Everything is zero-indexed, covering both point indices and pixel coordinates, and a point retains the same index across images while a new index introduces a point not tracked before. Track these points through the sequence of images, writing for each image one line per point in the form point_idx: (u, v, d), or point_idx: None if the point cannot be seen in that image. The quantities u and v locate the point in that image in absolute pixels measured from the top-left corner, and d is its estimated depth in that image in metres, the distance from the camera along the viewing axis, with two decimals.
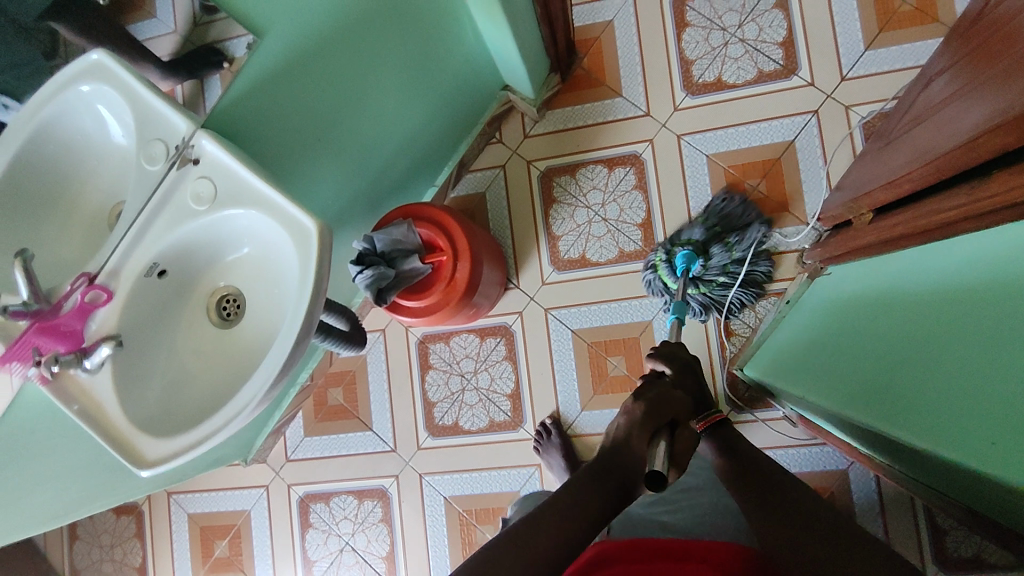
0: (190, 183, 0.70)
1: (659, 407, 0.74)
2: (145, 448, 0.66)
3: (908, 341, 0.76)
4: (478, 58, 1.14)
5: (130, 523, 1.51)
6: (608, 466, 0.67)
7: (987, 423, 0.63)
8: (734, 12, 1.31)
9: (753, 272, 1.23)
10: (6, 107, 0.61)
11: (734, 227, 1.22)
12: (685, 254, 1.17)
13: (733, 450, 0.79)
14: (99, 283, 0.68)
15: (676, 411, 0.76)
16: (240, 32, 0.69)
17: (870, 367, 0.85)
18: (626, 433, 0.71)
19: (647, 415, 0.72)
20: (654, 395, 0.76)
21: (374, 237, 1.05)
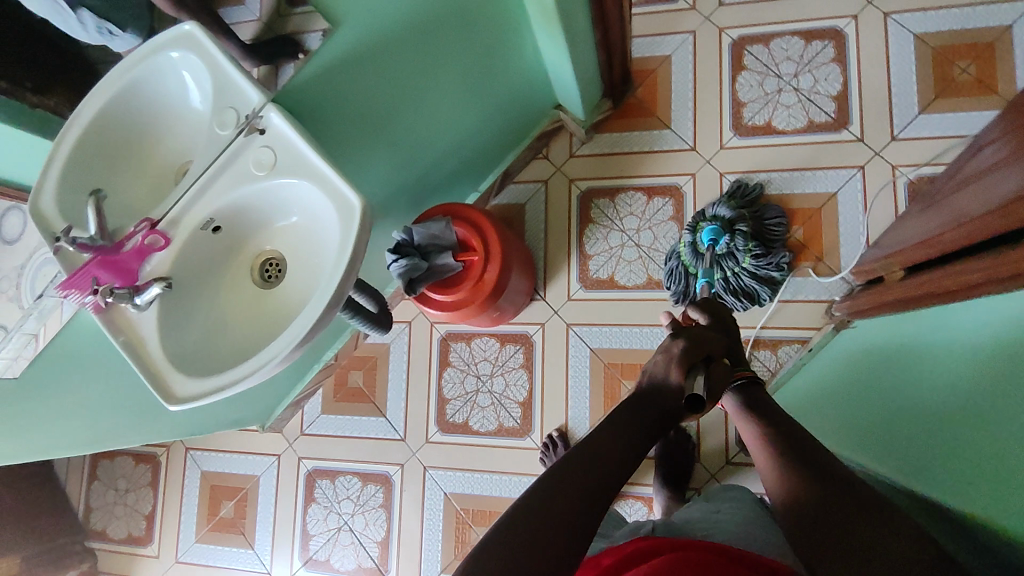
0: (254, 150, 0.76)
1: (694, 346, 0.81)
2: (176, 385, 0.72)
3: (918, 384, 0.76)
4: (535, 74, 1.19)
5: (146, 471, 1.58)
6: (650, 403, 0.76)
7: (968, 457, 0.61)
8: (791, 61, 1.34)
9: (754, 289, 1.25)
10: (109, 33, 0.67)
11: (764, 232, 1.25)
12: (712, 229, 1.22)
13: (759, 406, 0.78)
14: (160, 229, 0.74)
15: (712, 348, 0.83)
16: (316, 28, 0.74)
17: (879, 400, 0.84)
18: (665, 369, 0.79)
19: (684, 352, 0.80)
20: (694, 333, 0.84)
21: (412, 229, 1.10)
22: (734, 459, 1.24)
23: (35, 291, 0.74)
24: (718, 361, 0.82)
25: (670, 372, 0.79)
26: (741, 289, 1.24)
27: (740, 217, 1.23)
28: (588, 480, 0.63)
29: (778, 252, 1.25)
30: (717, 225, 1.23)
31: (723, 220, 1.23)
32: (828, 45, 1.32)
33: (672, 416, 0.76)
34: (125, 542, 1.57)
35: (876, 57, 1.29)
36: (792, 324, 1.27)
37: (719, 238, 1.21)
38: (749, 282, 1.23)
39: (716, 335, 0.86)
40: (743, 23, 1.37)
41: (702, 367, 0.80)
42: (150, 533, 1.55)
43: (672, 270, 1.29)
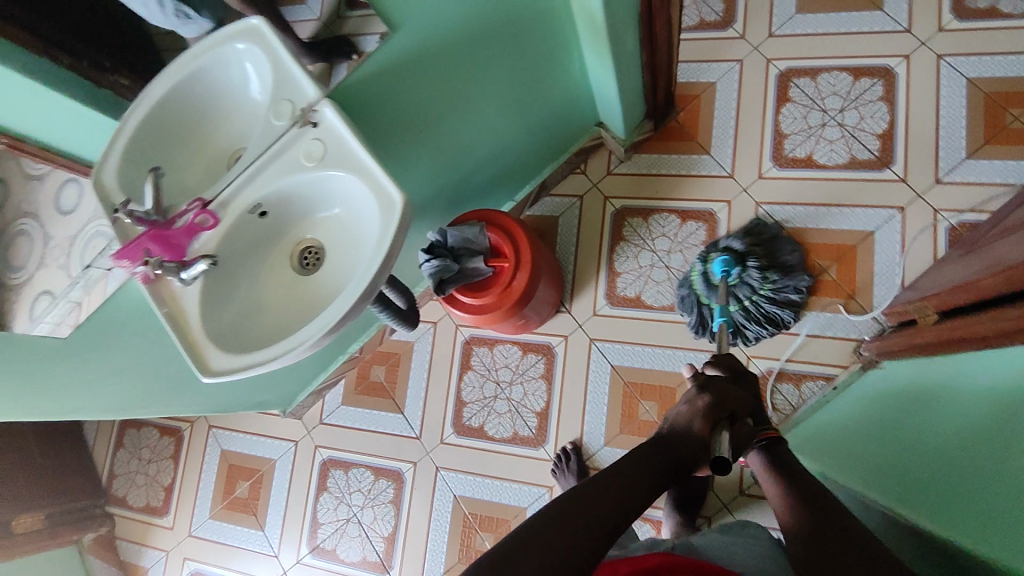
0: (305, 142, 0.79)
1: (719, 402, 0.83)
2: (211, 359, 0.75)
3: (937, 428, 0.77)
4: (579, 91, 1.21)
5: (169, 444, 1.63)
6: (665, 450, 0.77)
7: (981, 498, 0.62)
8: (837, 96, 1.34)
9: (773, 313, 1.25)
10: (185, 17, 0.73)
11: (778, 261, 1.26)
12: (723, 259, 1.24)
13: (789, 471, 0.75)
14: (210, 210, 0.77)
15: (737, 406, 0.84)
16: (374, 32, 0.79)
17: (896, 444, 0.85)
18: (687, 419, 0.81)
19: (709, 406, 0.82)
20: (718, 389, 0.84)
21: (447, 232, 1.13)
22: (748, 490, 1.23)
23: (84, 261, 0.80)
24: (740, 421, 0.83)
25: (693, 423, 0.80)
26: (762, 316, 1.25)
27: (752, 251, 1.26)
28: (590, 520, 0.64)
29: (797, 276, 1.25)
30: (728, 257, 1.25)
31: (734, 252, 1.26)
32: (877, 83, 1.32)
33: (686, 462, 0.77)
34: (143, 511, 1.62)
35: (925, 98, 1.29)
36: (819, 360, 1.26)
37: (730, 269, 1.23)
38: (767, 308, 1.24)
39: (738, 390, 0.87)
40: (791, 56, 1.38)
41: (725, 425, 0.81)
42: (167, 504, 1.60)
43: (686, 298, 1.29)
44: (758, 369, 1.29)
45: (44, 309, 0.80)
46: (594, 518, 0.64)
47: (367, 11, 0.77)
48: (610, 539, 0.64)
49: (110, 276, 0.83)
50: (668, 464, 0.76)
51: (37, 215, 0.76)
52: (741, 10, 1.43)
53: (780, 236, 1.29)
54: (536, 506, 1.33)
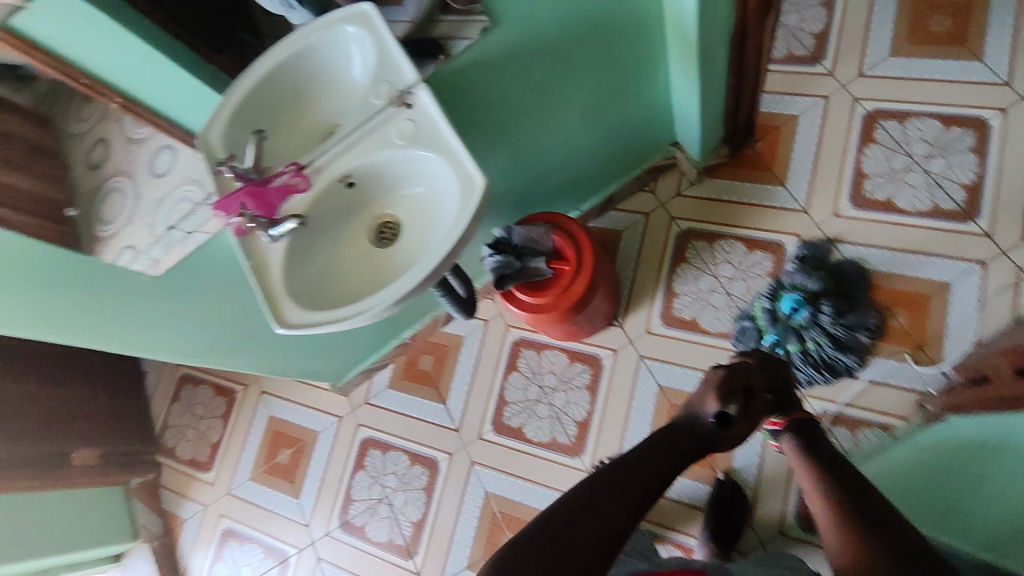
0: (399, 121, 0.82)
1: (734, 375, 0.81)
2: (287, 312, 0.79)
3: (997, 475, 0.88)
4: (659, 107, 1.23)
5: (222, 404, 1.71)
6: (679, 435, 0.78)
7: None
8: (924, 142, 1.31)
9: (837, 361, 1.21)
10: (291, 6, 0.83)
11: (848, 299, 1.23)
12: (794, 298, 1.21)
13: (816, 446, 0.80)
14: (304, 173, 0.82)
15: (755, 383, 0.82)
16: (464, 36, 0.86)
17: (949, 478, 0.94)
18: (700, 399, 0.81)
19: (723, 380, 0.80)
20: (740, 366, 0.82)
21: (512, 230, 1.16)
22: (788, 532, 1.19)
23: (167, 223, 0.89)
24: (759, 395, 0.82)
25: (703, 405, 0.80)
26: (824, 361, 1.21)
27: (825, 289, 1.22)
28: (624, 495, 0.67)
29: (866, 312, 1.23)
30: (799, 296, 1.22)
31: (807, 290, 1.22)
32: (968, 133, 1.29)
33: (700, 446, 0.78)
34: (189, 464, 1.70)
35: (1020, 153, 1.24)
36: (879, 408, 1.21)
37: (800, 307, 1.21)
38: (831, 354, 1.20)
39: (761, 369, 0.83)
40: (880, 98, 1.37)
41: (741, 398, 0.80)
42: (212, 461, 1.67)
43: (745, 328, 1.28)
44: (811, 409, 1.25)
45: (128, 259, 0.90)
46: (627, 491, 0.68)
47: (468, 18, 0.85)
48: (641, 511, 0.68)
49: (187, 241, 0.93)
50: (684, 451, 0.76)
51: (130, 175, 0.83)
52: (833, 48, 1.43)
53: (838, 261, 1.28)
54: None
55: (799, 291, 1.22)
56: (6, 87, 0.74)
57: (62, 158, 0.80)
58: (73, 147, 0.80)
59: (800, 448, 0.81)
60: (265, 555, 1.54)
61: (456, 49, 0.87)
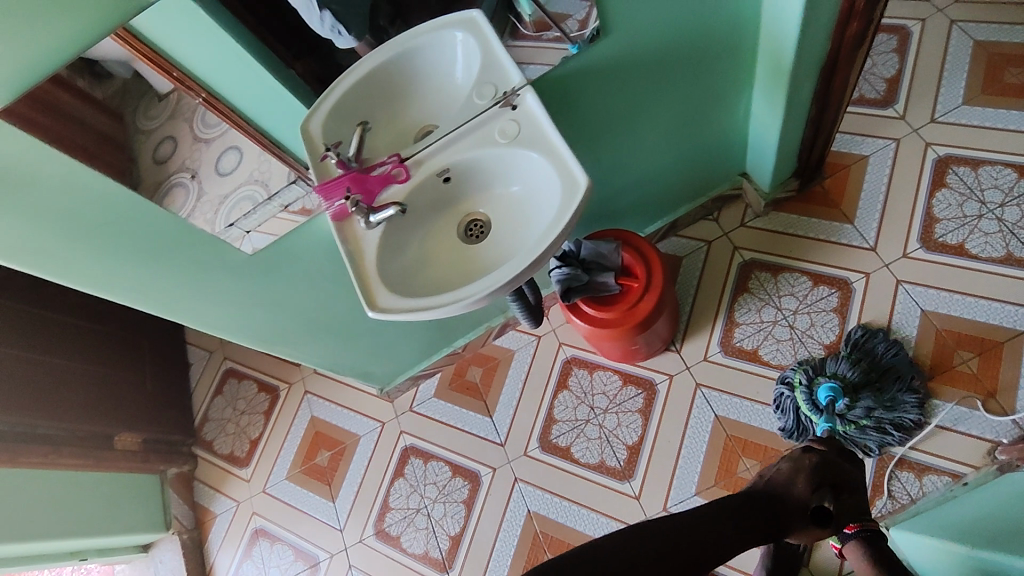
0: (502, 121, 0.84)
1: (825, 468, 0.75)
2: (380, 296, 0.80)
3: None
4: (734, 135, 1.24)
5: (264, 400, 1.71)
6: (766, 506, 0.72)
7: None
8: (998, 190, 1.31)
9: (900, 418, 1.19)
10: (340, 34, 0.81)
11: (884, 366, 1.22)
12: (831, 387, 1.19)
13: None
14: (405, 165, 0.85)
15: (835, 480, 0.76)
16: (540, 61, 0.88)
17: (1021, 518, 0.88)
18: (788, 477, 0.74)
19: (817, 468, 0.75)
20: (826, 457, 0.76)
21: (582, 244, 1.18)
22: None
23: (228, 221, 0.90)
24: (846, 494, 0.76)
25: (795, 483, 0.74)
26: (884, 425, 1.19)
27: (861, 373, 1.21)
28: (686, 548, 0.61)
29: (907, 371, 1.21)
30: (837, 384, 1.20)
31: (843, 379, 1.21)
32: None
33: (783, 526, 0.72)
34: (225, 459, 1.69)
35: None
36: (948, 455, 1.17)
37: (839, 396, 1.19)
38: (888, 418, 1.19)
39: (842, 462, 0.77)
40: (953, 144, 1.36)
41: (831, 493, 0.75)
42: (249, 457, 1.67)
43: (785, 404, 1.25)
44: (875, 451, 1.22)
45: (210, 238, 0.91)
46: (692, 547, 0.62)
47: (547, 45, 0.87)
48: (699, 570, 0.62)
49: (246, 239, 0.94)
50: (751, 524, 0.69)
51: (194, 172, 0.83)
52: (905, 93, 1.43)
53: (868, 331, 1.26)
54: None
55: (835, 379, 1.21)
56: (82, 82, 0.71)
57: (129, 152, 0.78)
58: (140, 142, 0.78)
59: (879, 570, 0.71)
60: (295, 558, 1.52)
61: (557, 60, 0.89)
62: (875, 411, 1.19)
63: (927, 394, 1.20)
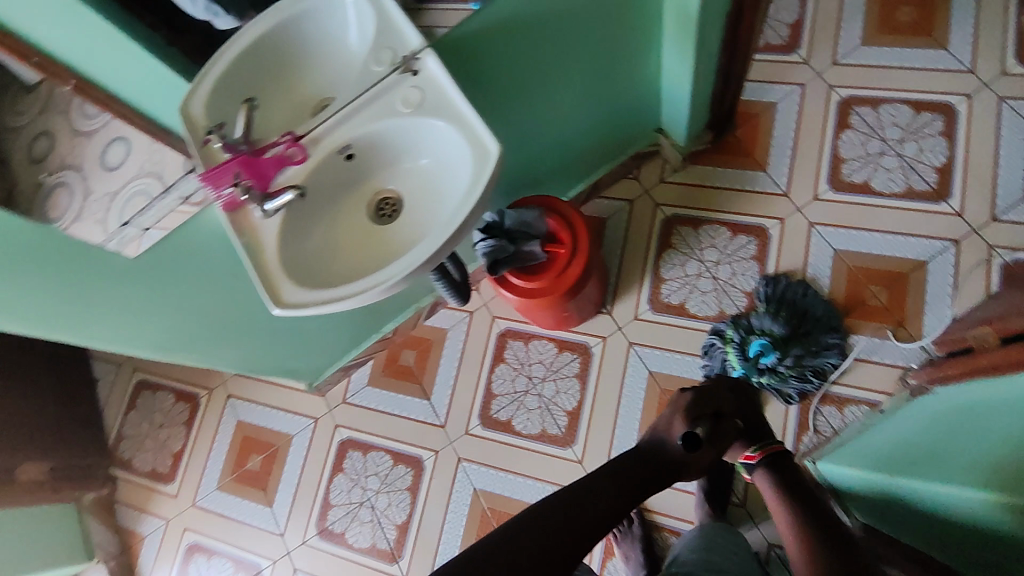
0: (404, 88, 0.77)
1: (703, 399, 0.87)
2: (286, 291, 0.73)
3: (971, 428, 0.89)
4: (646, 89, 1.22)
5: (184, 410, 1.59)
6: (647, 461, 0.81)
7: (1005, 485, 0.77)
8: (897, 127, 1.36)
9: (821, 364, 1.24)
10: (216, 14, 0.75)
11: (808, 318, 1.26)
12: (762, 342, 1.23)
13: (795, 488, 0.79)
14: (301, 144, 0.76)
15: (721, 407, 0.87)
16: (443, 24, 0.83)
17: (932, 441, 0.96)
18: (668, 424, 0.85)
19: (691, 403, 0.85)
20: (703, 391, 0.88)
21: (505, 213, 1.13)
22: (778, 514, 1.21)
23: (121, 218, 0.78)
24: (727, 419, 0.86)
25: (672, 424, 0.85)
26: (806, 371, 1.23)
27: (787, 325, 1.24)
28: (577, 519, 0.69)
29: (829, 322, 1.25)
30: (767, 340, 1.24)
31: (773, 334, 1.24)
32: (938, 118, 1.34)
33: (673, 469, 0.81)
34: (147, 476, 1.58)
35: (986, 137, 1.30)
36: (864, 385, 1.23)
37: (769, 350, 1.23)
38: (810, 362, 1.23)
39: (731, 396, 0.89)
40: (854, 84, 1.40)
41: (707, 419, 0.84)
42: (174, 471, 1.56)
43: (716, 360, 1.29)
44: None
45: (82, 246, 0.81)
46: (580, 516, 0.70)
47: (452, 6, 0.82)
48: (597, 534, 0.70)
49: (142, 240, 0.82)
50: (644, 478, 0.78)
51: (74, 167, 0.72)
52: (807, 37, 1.46)
53: (790, 284, 1.29)
54: None
55: (765, 335, 1.24)
56: None
57: None
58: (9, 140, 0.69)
59: (777, 485, 0.81)
60: (235, 569, 1.44)
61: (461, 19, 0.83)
62: (802, 362, 1.23)
63: (846, 334, 1.26)
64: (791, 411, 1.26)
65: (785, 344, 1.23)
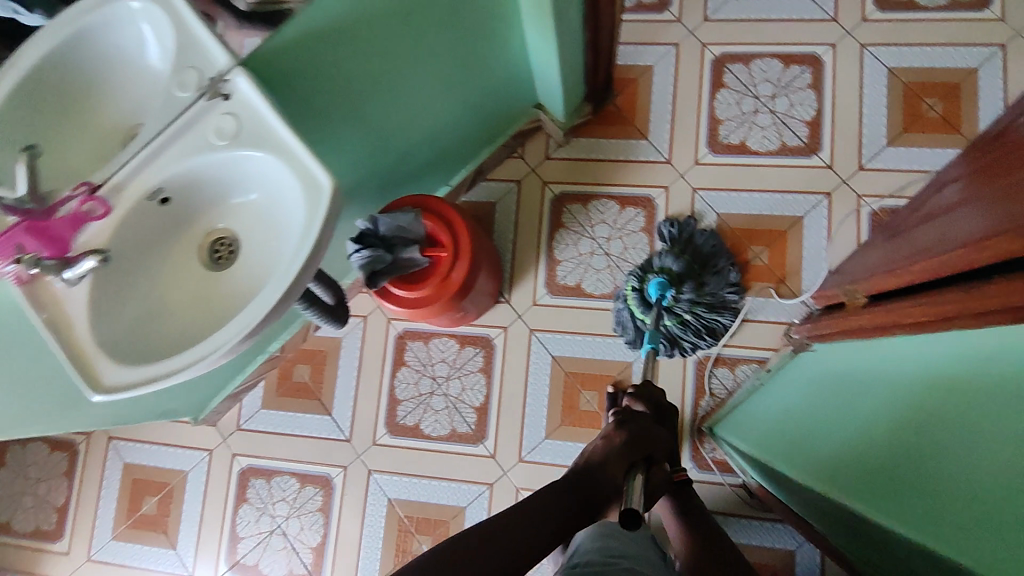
0: (214, 117, 0.68)
1: (636, 442, 0.89)
2: (104, 372, 0.64)
3: (830, 400, 0.91)
4: (516, 68, 1.15)
5: (62, 460, 1.44)
6: (583, 488, 0.82)
7: (860, 471, 0.79)
8: (769, 83, 1.35)
9: (713, 323, 1.25)
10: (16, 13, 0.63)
11: (707, 262, 1.26)
12: (659, 282, 1.20)
13: (689, 509, 0.95)
14: (100, 196, 0.65)
15: (651, 449, 0.89)
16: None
17: (802, 411, 0.98)
18: (604, 462, 0.85)
19: (623, 447, 0.87)
20: (635, 429, 0.90)
21: (378, 219, 1.03)
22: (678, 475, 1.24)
23: None
24: (658, 462, 0.88)
25: (607, 462, 0.85)
26: (701, 328, 1.24)
27: (686, 267, 1.23)
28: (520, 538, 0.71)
29: (727, 270, 1.26)
30: (664, 278, 1.21)
31: (670, 273, 1.22)
32: (806, 70, 1.34)
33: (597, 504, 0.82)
34: (32, 536, 1.43)
35: (850, 87, 1.32)
36: (754, 344, 1.27)
37: (666, 290, 1.20)
38: (706, 319, 1.24)
39: (659, 430, 0.94)
40: (725, 41, 1.38)
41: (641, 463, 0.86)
42: (60, 528, 1.42)
43: (621, 315, 1.26)
44: (695, 355, 1.30)
45: None
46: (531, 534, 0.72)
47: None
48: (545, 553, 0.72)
49: None
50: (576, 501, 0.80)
51: None
52: None
53: (694, 230, 1.29)
54: (476, 505, 1.28)
55: (662, 273, 1.22)
56: None
57: None
58: None
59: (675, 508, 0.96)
60: None
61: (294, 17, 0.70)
62: (695, 308, 1.23)
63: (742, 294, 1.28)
64: (688, 377, 1.29)
65: (681, 285, 1.22)
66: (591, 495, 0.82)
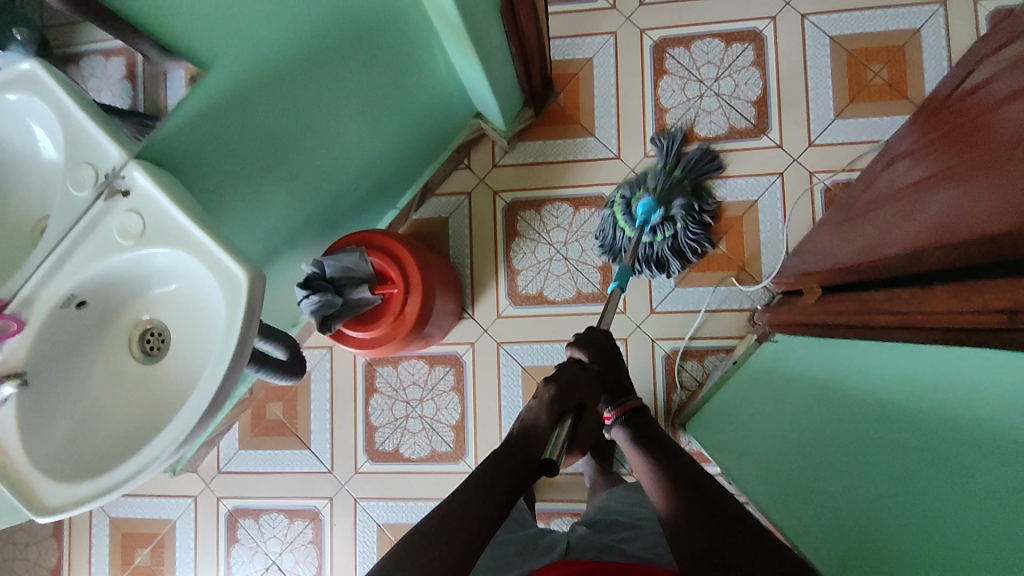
0: (116, 216, 0.67)
1: (567, 393, 0.83)
2: (44, 493, 0.64)
3: (783, 404, 0.91)
4: (447, 87, 1.11)
5: (48, 523, 1.44)
6: (515, 452, 0.75)
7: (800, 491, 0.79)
8: (712, 64, 1.32)
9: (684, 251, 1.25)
10: None
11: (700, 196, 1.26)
12: (647, 204, 1.17)
13: (650, 439, 0.80)
14: (9, 313, 0.65)
15: (585, 396, 0.85)
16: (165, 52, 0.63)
17: (757, 413, 0.99)
18: (535, 416, 0.80)
19: (555, 399, 0.81)
20: (565, 378, 0.85)
21: (324, 262, 1.02)
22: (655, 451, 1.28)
23: None
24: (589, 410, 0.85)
25: (538, 418, 0.79)
26: (673, 252, 1.24)
27: (676, 185, 1.24)
28: (459, 537, 0.62)
29: (706, 207, 1.25)
30: (652, 199, 1.19)
31: (659, 192, 1.21)
32: (747, 47, 1.31)
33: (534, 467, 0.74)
34: None
35: (794, 61, 1.29)
36: (721, 333, 1.28)
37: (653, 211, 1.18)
38: (683, 242, 1.24)
39: (589, 372, 0.88)
40: (663, 24, 1.33)
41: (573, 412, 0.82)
42: None
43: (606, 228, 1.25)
44: (663, 350, 1.31)
45: None
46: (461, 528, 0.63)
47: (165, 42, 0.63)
48: (490, 536, 0.65)
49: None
50: (514, 474, 0.71)
51: None
52: None
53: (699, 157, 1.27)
54: None
55: (652, 193, 1.21)
56: None
57: None
58: None
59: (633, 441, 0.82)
60: None
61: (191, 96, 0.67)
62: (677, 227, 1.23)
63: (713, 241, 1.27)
64: (658, 372, 1.30)
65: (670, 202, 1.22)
66: (527, 459, 0.74)
